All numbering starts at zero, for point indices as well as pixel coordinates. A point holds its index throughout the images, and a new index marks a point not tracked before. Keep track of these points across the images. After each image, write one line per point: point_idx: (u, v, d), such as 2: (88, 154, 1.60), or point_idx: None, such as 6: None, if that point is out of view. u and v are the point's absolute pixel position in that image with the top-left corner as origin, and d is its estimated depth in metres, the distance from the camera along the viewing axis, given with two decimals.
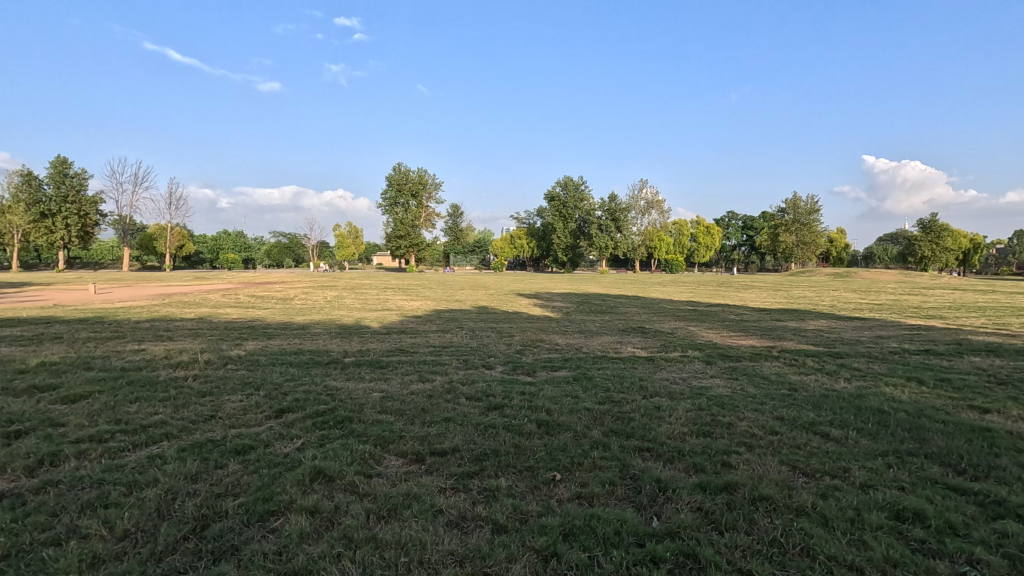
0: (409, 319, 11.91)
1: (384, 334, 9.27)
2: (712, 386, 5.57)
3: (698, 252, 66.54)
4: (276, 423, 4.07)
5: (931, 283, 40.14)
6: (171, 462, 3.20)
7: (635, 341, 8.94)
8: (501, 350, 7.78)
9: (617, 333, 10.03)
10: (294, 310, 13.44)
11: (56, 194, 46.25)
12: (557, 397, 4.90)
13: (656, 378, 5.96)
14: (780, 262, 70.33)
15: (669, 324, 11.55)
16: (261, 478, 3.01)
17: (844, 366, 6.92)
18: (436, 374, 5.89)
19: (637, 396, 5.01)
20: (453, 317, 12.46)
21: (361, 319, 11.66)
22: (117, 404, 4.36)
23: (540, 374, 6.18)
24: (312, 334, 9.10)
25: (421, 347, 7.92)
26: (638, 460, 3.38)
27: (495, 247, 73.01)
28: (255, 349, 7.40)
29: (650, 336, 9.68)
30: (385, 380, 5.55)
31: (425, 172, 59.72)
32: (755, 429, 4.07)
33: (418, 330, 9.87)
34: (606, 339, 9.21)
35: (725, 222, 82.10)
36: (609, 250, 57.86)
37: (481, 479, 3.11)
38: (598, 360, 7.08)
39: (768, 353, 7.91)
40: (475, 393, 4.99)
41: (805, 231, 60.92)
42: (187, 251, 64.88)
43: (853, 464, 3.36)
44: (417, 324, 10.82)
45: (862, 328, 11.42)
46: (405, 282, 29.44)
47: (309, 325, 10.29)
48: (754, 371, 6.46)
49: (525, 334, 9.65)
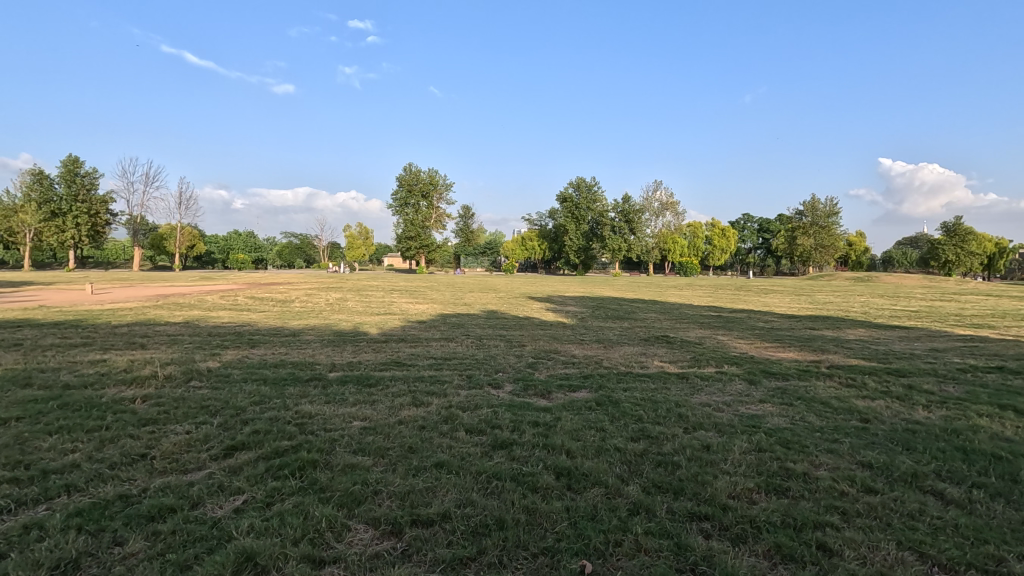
0: (412, 324, 11.03)
1: (381, 342, 8.35)
2: (766, 415, 4.59)
3: (713, 254, 65.22)
4: (218, 468, 3.16)
5: (958, 287, 38.70)
6: (50, 538, 2.32)
7: (662, 354, 7.94)
8: (510, 364, 6.82)
9: (639, 343, 9.02)
10: (291, 314, 12.61)
11: (68, 193, 46.50)
12: (579, 431, 3.95)
13: (695, 404, 4.98)
14: (797, 266, 68.73)
15: (696, 333, 10.52)
16: (164, 570, 2.12)
17: (914, 388, 5.86)
18: (432, 396, 4.95)
19: (677, 430, 4.04)
20: (460, 322, 11.54)
21: (360, 325, 10.80)
22: (28, 439, 3.47)
23: (556, 396, 5.22)
24: (301, 342, 8.21)
25: (421, 359, 6.99)
26: (699, 540, 2.43)
27: (506, 249, 72.29)
28: (232, 361, 6.51)
29: (678, 347, 8.65)
30: (371, 404, 4.63)
31: (436, 171, 59.06)
32: (843, 484, 3.09)
33: (420, 338, 8.96)
34: (629, 351, 8.22)
35: (740, 224, 80.67)
36: (623, 252, 56.83)
37: (478, 571, 2.19)
38: (623, 377, 6.10)
39: (817, 369, 6.87)
40: (476, 424, 4.06)
41: (824, 233, 59.42)
42: (198, 251, 64.85)
43: (1005, 552, 2.38)
44: (421, 331, 9.90)
45: (911, 339, 10.32)
46: (413, 284, 28.64)
47: (302, 332, 9.41)
48: (809, 394, 5.43)
49: (538, 343, 8.70)
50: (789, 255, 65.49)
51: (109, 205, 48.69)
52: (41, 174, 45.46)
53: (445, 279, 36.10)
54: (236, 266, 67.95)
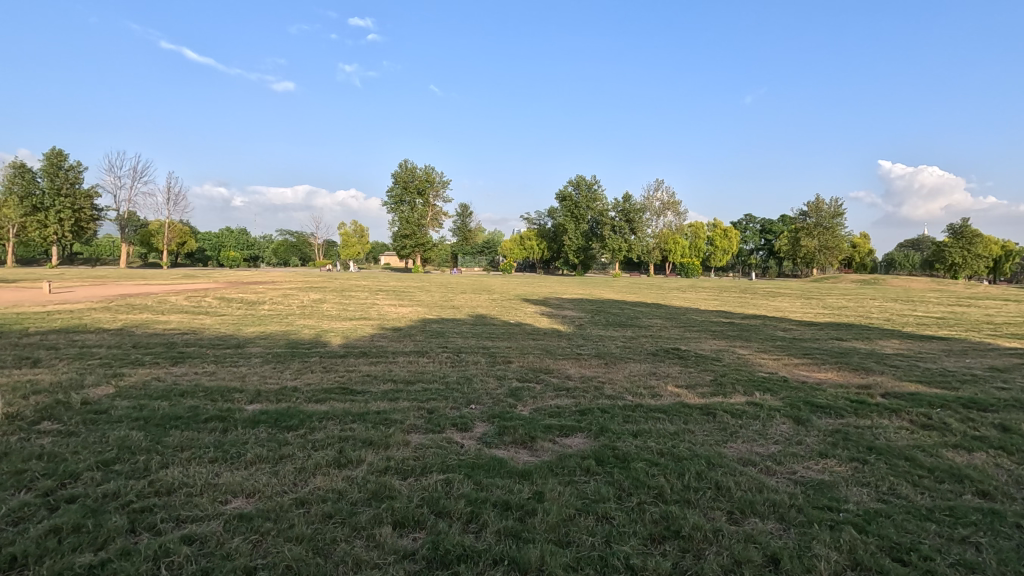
0: (385, 333, 9.62)
1: (337, 358, 6.92)
2: (839, 486, 3.21)
3: (714, 256, 63.79)
4: None
5: (969, 291, 37.29)
6: None
7: (676, 375, 6.52)
8: (488, 390, 5.41)
9: (648, 359, 7.58)
10: (252, 319, 11.16)
11: (50, 187, 45.10)
12: (569, 528, 2.56)
13: (733, 462, 3.58)
14: (800, 268, 67.34)
15: (712, 347, 9.08)
16: None
17: (1013, 431, 4.45)
18: (367, 450, 3.54)
19: (720, 524, 2.66)
20: (441, 330, 10.11)
21: (324, 333, 9.39)
22: None
23: (541, 447, 3.80)
24: (239, 358, 6.76)
25: (376, 384, 5.55)
26: None
27: (504, 248, 70.88)
28: (131, 386, 5.07)
29: (693, 366, 7.22)
30: (273, 466, 3.23)
31: (432, 168, 57.61)
32: None
33: (387, 352, 7.52)
34: (636, 371, 6.77)
35: (742, 225, 79.42)
36: (623, 253, 55.37)
37: None
38: (631, 412, 4.70)
39: (874, 400, 5.45)
40: (413, 510, 2.67)
41: (829, 235, 58.01)
42: (188, 249, 63.45)
43: None
44: (391, 342, 8.45)
45: (959, 355, 8.89)
46: (403, 284, 27.24)
47: (250, 343, 7.96)
48: (883, 444, 4.03)
49: (526, 359, 7.26)
50: (793, 257, 63.99)
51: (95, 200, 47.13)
52: (24, 167, 43.98)
53: (439, 280, 34.66)
54: (228, 263, 66.49)
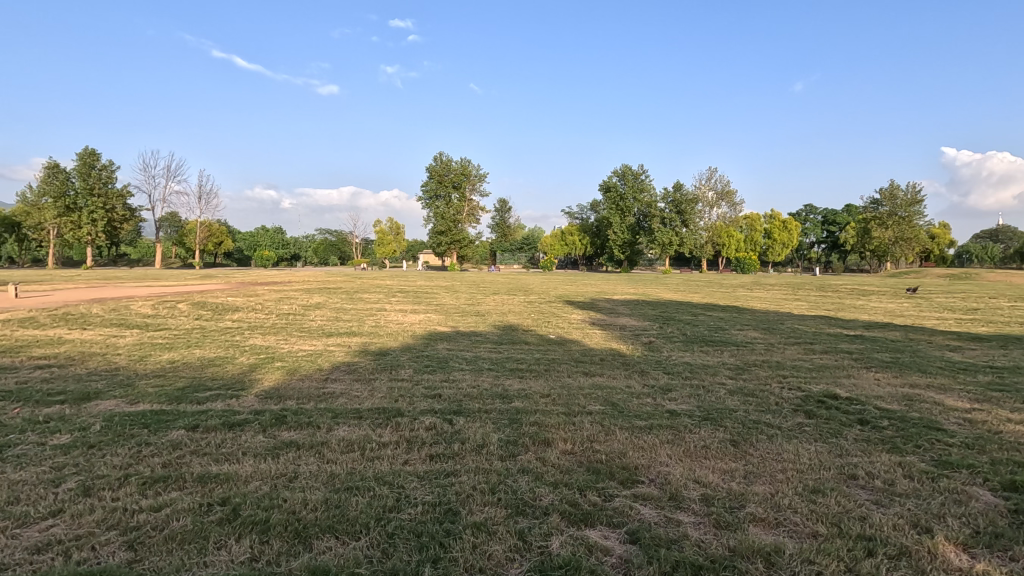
0: (357, 362, 6.29)
1: (216, 437, 3.59)
2: None
3: (773, 249, 58.19)
4: None
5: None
6: None
7: (920, 500, 2.88)
8: None
9: (812, 436, 3.93)
10: (192, 336, 8.07)
11: (84, 187, 44.31)
12: None
13: None
14: (871, 262, 60.77)
15: (895, 394, 5.26)
16: None
17: None
18: None
19: None
20: (444, 357, 6.69)
21: (263, 364, 6.12)
22: None
23: None
24: (28, 436, 3.52)
25: (205, 554, 2.18)
26: None
27: (545, 244, 67.39)
28: None
29: (920, 456, 3.54)
30: None
31: (468, 161, 54.26)
32: None
33: (325, 414, 4.13)
34: (817, 478, 3.17)
35: (804, 216, 72.81)
36: (674, 247, 50.74)
37: None
38: None
39: None
40: None
41: (906, 225, 51.22)
42: (226, 248, 62.87)
43: None
44: (351, 387, 5.05)
45: None
46: (432, 283, 24.08)
47: (113, 391, 4.75)
48: None
49: (578, 434, 3.75)
50: (865, 250, 57.50)
51: (126, 199, 46.32)
52: (56, 168, 43.45)
53: (474, 278, 31.28)
54: (265, 262, 65.60)
